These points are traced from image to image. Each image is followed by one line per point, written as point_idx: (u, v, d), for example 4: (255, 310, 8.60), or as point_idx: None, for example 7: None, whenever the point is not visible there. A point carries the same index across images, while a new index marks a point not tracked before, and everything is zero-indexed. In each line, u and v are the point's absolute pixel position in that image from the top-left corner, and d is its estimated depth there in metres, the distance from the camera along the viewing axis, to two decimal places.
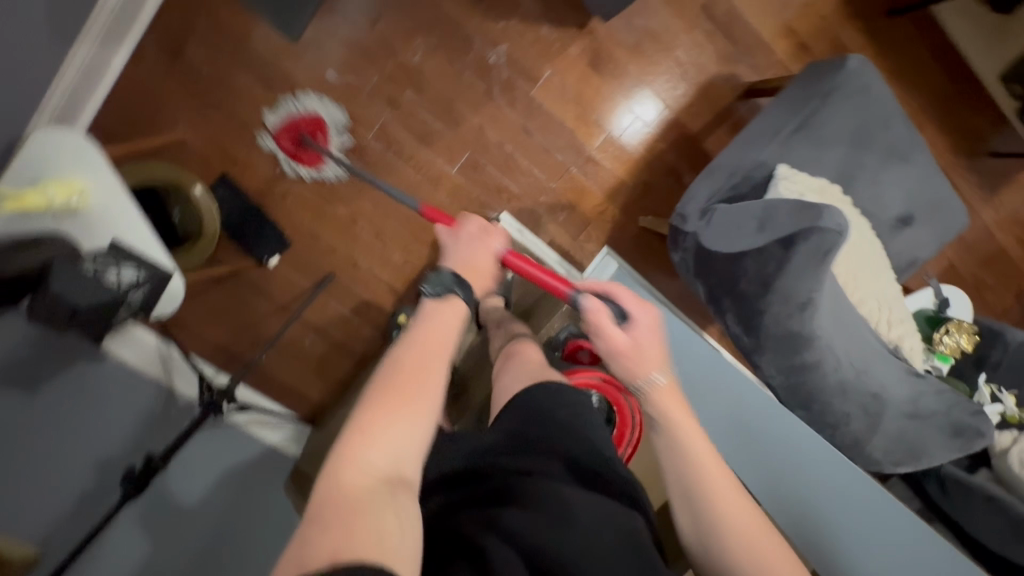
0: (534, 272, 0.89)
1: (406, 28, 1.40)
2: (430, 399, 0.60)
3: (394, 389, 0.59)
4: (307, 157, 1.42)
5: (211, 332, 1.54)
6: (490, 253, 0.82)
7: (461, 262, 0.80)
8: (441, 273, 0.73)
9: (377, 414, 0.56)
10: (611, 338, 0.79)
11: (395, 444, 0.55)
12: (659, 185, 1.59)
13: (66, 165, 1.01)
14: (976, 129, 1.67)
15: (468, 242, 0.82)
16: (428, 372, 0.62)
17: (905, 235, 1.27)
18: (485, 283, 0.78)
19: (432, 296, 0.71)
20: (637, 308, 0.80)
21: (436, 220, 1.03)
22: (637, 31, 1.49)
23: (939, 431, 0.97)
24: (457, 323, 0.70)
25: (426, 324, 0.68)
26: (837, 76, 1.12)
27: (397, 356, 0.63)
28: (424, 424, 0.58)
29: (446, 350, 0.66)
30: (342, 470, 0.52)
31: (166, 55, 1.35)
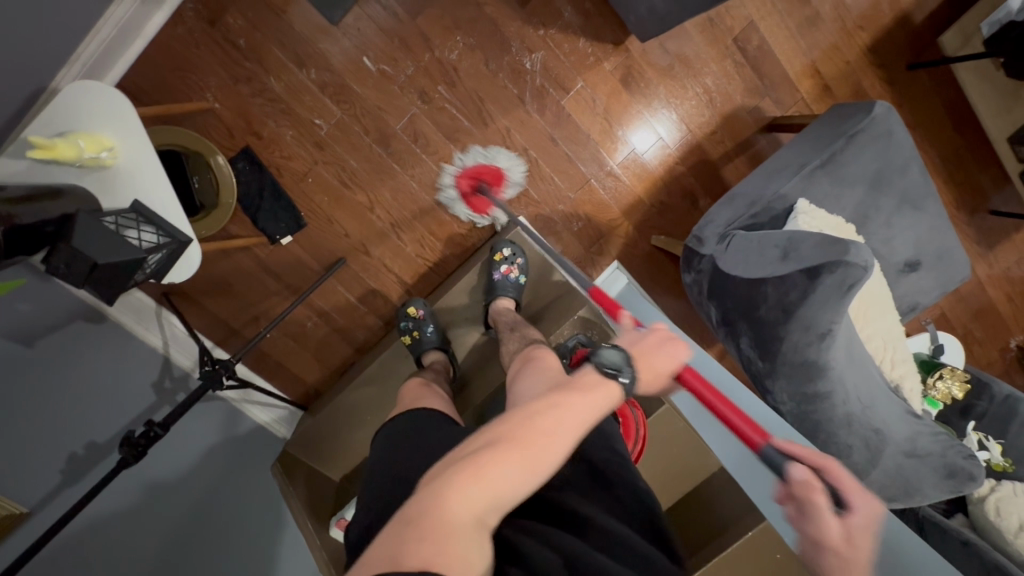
0: (714, 401, 0.76)
1: (446, 24, 1.41)
2: (544, 464, 0.62)
3: (514, 442, 0.62)
4: (478, 205, 1.51)
5: (213, 304, 1.53)
6: (667, 358, 0.78)
7: (636, 346, 0.79)
8: (616, 352, 0.75)
9: (494, 458, 0.60)
10: (824, 525, 0.64)
11: (497, 492, 0.58)
12: (674, 206, 1.62)
13: (96, 120, 1.00)
14: (979, 186, 1.73)
15: (652, 340, 0.80)
16: (555, 440, 0.64)
17: (909, 279, 1.31)
18: (645, 374, 0.75)
19: (602, 373, 0.74)
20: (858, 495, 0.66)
21: (600, 304, 1.00)
22: (671, 54, 1.53)
23: (934, 471, 0.99)
24: (605, 408, 0.71)
25: (577, 395, 0.71)
26: (863, 120, 1.16)
27: (532, 411, 0.66)
28: (524, 480, 0.61)
29: (582, 426, 0.68)
30: (448, 495, 0.56)
31: (202, 22, 1.33)
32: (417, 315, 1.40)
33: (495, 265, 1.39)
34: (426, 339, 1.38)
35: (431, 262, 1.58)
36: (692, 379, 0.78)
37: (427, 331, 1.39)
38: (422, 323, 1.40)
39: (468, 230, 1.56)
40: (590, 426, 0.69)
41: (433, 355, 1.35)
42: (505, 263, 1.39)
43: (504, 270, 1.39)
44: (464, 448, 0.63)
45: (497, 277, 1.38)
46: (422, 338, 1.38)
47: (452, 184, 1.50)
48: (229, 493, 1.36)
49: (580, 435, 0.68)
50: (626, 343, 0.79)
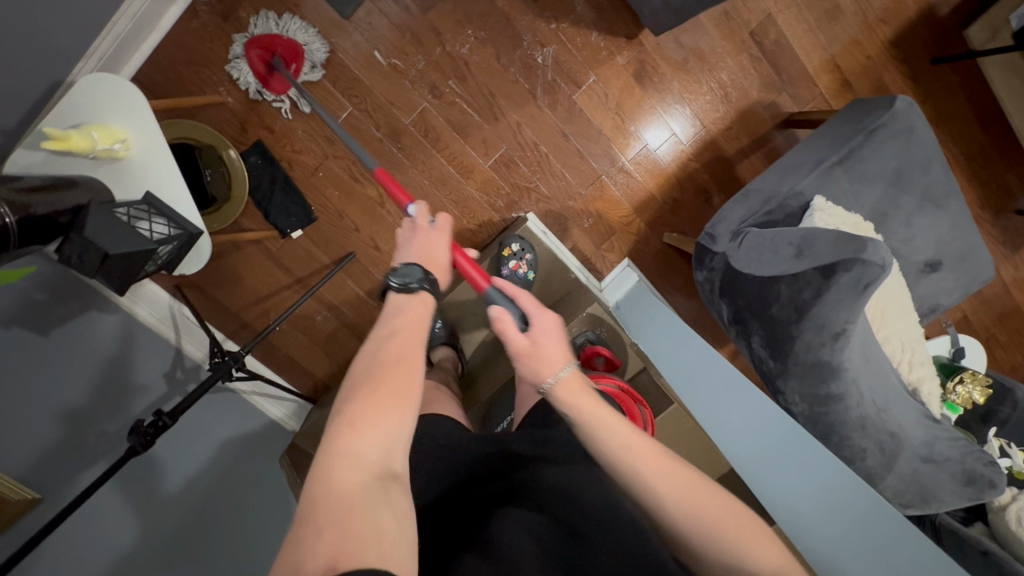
0: (468, 267, 0.86)
1: (458, 18, 1.40)
2: (413, 393, 0.61)
3: (374, 381, 0.60)
4: (273, 83, 1.34)
5: (225, 297, 1.55)
6: (436, 244, 0.82)
7: (423, 256, 0.79)
8: (409, 269, 0.74)
9: (366, 408, 0.58)
10: (522, 342, 0.72)
11: (379, 437, 0.57)
12: (687, 203, 1.59)
13: (109, 111, 1.01)
14: (1005, 185, 1.68)
15: (418, 236, 0.82)
16: (407, 358, 0.64)
17: (930, 280, 1.27)
18: (437, 270, 0.79)
19: (393, 289, 0.72)
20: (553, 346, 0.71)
21: (388, 184, 0.96)
22: (685, 48, 1.50)
23: (952, 477, 0.95)
24: (424, 314, 0.71)
25: (396, 316, 0.70)
26: (884, 115, 1.13)
27: (375, 349, 0.65)
28: (402, 416, 0.59)
29: (419, 336, 0.68)
30: (333, 468, 0.53)
31: (216, 17, 1.35)
32: None
33: (503, 260, 1.39)
34: (434, 334, 1.39)
35: None
36: (458, 258, 0.86)
37: (436, 326, 1.39)
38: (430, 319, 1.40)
39: (477, 226, 1.55)
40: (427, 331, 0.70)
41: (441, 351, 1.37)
42: (513, 258, 1.39)
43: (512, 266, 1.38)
44: (331, 414, 0.59)
45: (506, 272, 1.38)
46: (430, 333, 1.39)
47: (246, 65, 1.35)
48: (238, 486, 1.36)
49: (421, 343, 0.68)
50: (411, 257, 0.79)
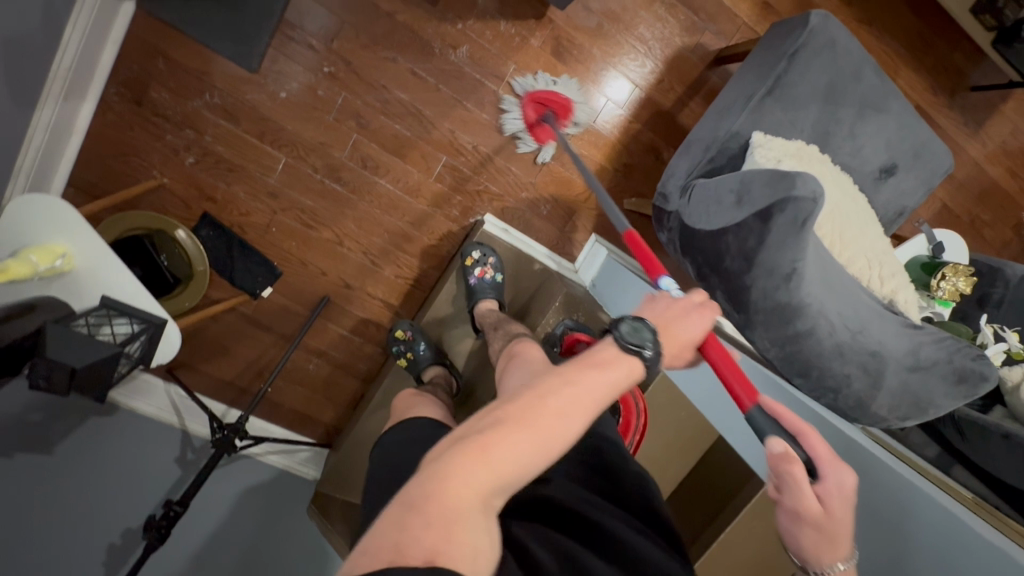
0: (725, 368, 0.75)
1: (364, 43, 1.38)
2: (557, 441, 0.56)
3: (527, 417, 0.55)
4: (541, 133, 1.44)
5: (216, 369, 1.57)
6: (695, 318, 0.74)
7: (660, 319, 0.73)
8: (640, 326, 0.68)
9: (505, 433, 0.54)
10: (801, 496, 0.62)
11: (509, 475, 0.53)
12: (638, 165, 1.58)
13: (47, 228, 1.02)
14: (953, 65, 1.64)
15: (680, 304, 0.75)
16: (572, 419, 0.58)
17: (888, 185, 1.26)
18: (670, 345, 0.70)
19: (626, 350, 0.66)
20: (831, 465, 0.64)
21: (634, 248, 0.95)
22: (597, 14, 1.47)
23: (943, 379, 0.95)
24: (620, 381, 0.64)
25: (593, 369, 0.63)
26: (802, 34, 1.09)
27: (547, 388, 0.59)
28: (536, 464, 0.55)
29: (598, 404, 0.61)
30: (453, 476, 0.50)
31: (129, 104, 1.34)
32: (406, 336, 1.42)
33: (468, 270, 1.39)
34: (421, 357, 1.40)
35: (412, 279, 1.58)
36: (711, 350, 0.76)
37: (420, 349, 1.41)
38: (413, 343, 1.42)
39: (439, 239, 1.55)
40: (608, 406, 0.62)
41: (432, 371, 1.38)
42: (478, 266, 1.39)
43: (478, 273, 1.38)
44: (468, 419, 0.57)
45: (474, 282, 1.38)
46: (416, 357, 1.40)
47: (515, 114, 1.44)
48: (267, 547, 1.42)
49: (598, 411, 0.61)
50: (648, 316, 0.73)
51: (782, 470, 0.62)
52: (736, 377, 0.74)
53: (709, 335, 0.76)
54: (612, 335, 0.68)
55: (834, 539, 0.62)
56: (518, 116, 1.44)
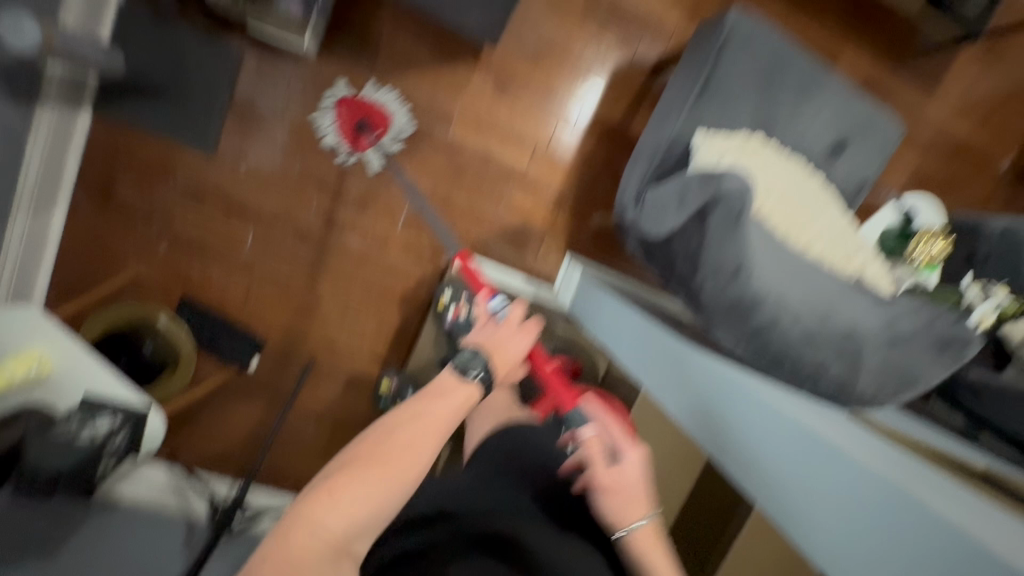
0: (552, 379, 0.91)
1: (311, 110, 1.43)
2: (394, 474, 0.65)
3: (367, 458, 0.65)
4: (357, 141, 1.44)
5: (214, 447, 1.58)
6: (518, 335, 0.83)
7: (493, 340, 0.81)
8: (476, 354, 0.76)
9: (351, 477, 0.63)
10: (600, 472, 0.88)
11: (352, 516, 0.62)
12: (599, 180, 1.60)
13: (24, 336, 1.06)
14: (898, 30, 1.61)
15: (505, 326, 0.83)
16: (411, 451, 0.67)
17: (843, 161, 1.26)
18: (499, 363, 0.78)
19: (459, 376, 0.74)
20: (628, 446, 0.89)
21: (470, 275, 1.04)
22: (532, 43, 1.50)
23: (925, 349, 0.91)
24: (459, 410, 0.72)
25: (434, 398, 0.72)
26: (723, 32, 1.10)
27: (393, 422, 0.69)
28: (374, 503, 0.63)
29: (439, 431, 0.70)
30: (297, 529, 0.60)
31: (99, 204, 1.40)
32: (392, 388, 1.45)
33: (443, 311, 1.40)
34: None
35: (395, 327, 1.59)
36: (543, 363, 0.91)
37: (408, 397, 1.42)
38: (400, 392, 1.44)
39: (415, 284, 1.57)
40: (446, 431, 0.71)
41: None
42: (451, 305, 1.40)
43: (453, 313, 1.38)
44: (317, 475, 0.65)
45: (450, 322, 1.38)
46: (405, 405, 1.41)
47: (331, 120, 1.43)
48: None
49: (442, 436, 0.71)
50: (483, 340, 0.81)
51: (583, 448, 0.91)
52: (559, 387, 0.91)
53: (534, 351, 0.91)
54: (450, 366, 0.76)
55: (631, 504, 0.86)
56: (331, 123, 1.43)
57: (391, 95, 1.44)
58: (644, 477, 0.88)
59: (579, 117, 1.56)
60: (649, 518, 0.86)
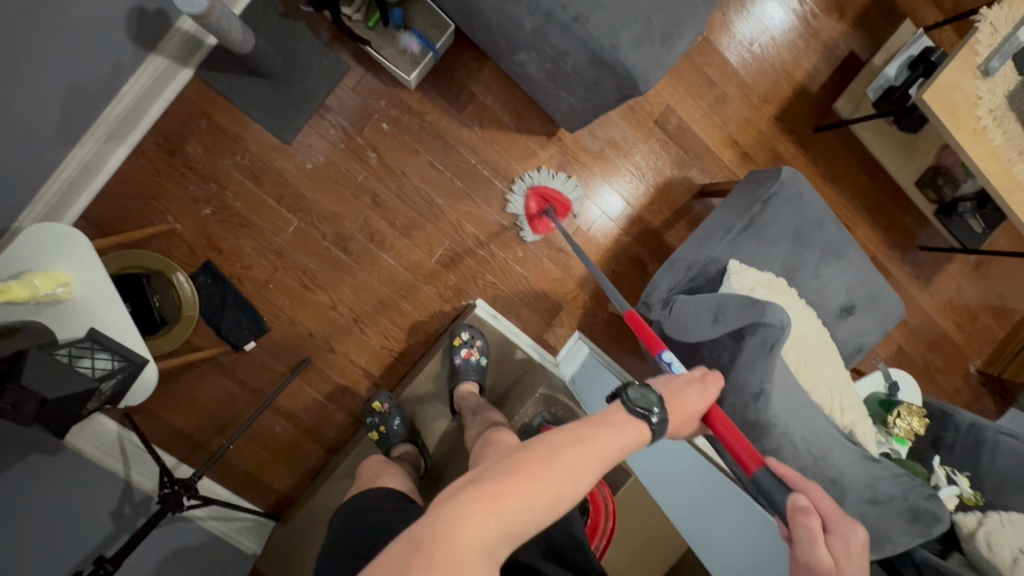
0: (729, 437, 0.81)
1: (389, 133, 1.53)
2: (558, 492, 0.61)
3: (540, 469, 0.61)
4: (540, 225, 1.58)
5: (175, 420, 1.53)
6: (703, 396, 0.80)
7: (666, 390, 0.79)
8: (648, 391, 0.73)
9: (518, 483, 0.60)
10: (816, 552, 0.65)
11: (511, 525, 0.58)
12: (625, 273, 1.71)
13: (54, 258, 1.06)
14: (904, 227, 1.82)
15: (689, 379, 0.80)
16: (575, 474, 0.63)
17: (848, 322, 1.39)
18: (674, 416, 0.76)
19: (635, 413, 0.71)
20: (843, 522, 0.68)
21: (634, 327, 1.01)
22: (601, 140, 1.65)
23: (900, 517, 0.98)
24: (622, 447, 0.69)
25: (603, 430, 0.69)
26: (775, 184, 1.27)
27: (564, 439, 0.65)
28: (531, 519, 0.59)
29: (606, 462, 0.66)
30: (464, 523, 0.55)
31: (163, 154, 1.43)
32: (382, 409, 1.42)
33: (455, 350, 1.43)
34: (393, 432, 1.39)
35: (397, 351, 1.60)
36: (717, 423, 0.82)
37: (394, 424, 1.40)
38: (388, 416, 1.41)
39: (430, 316, 1.60)
40: (612, 463, 0.68)
41: (401, 447, 1.36)
42: (465, 347, 1.44)
43: (464, 354, 1.42)
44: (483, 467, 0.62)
45: (459, 361, 1.41)
46: (389, 432, 1.39)
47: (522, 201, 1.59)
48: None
49: (605, 468, 0.66)
50: (656, 386, 0.79)
51: (797, 523, 0.68)
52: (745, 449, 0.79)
53: (714, 410, 0.82)
54: (622, 398, 0.73)
55: None
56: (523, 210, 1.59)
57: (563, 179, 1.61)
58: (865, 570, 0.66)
59: (620, 215, 1.69)
60: None
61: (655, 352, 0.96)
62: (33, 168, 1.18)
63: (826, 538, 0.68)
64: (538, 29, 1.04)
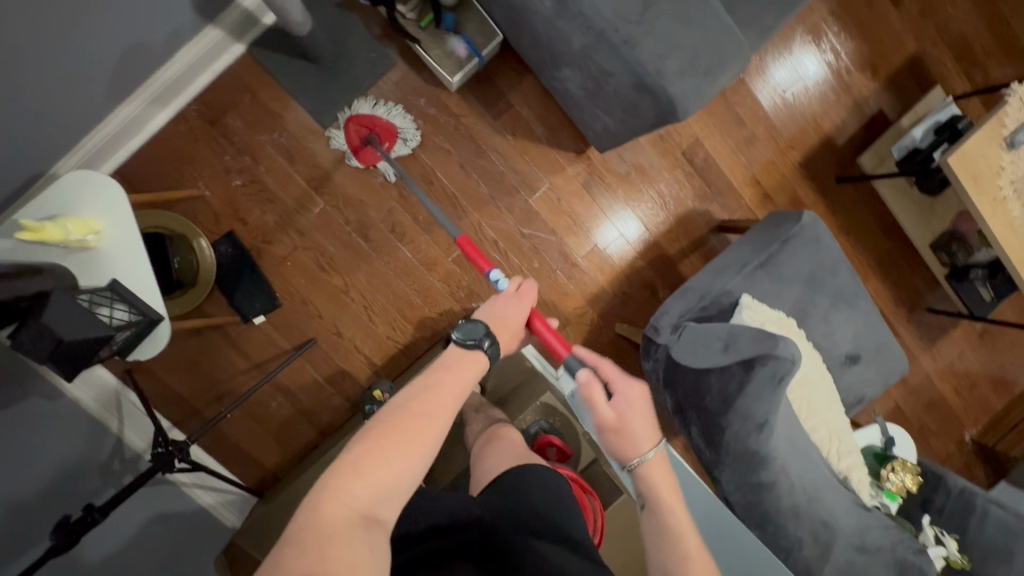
0: (550, 338, 0.92)
1: (424, 130, 1.56)
2: (418, 441, 0.66)
3: (392, 430, 0.66)
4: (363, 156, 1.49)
5: (175, 384, 1.53)
6: (522, 308, 0.91)
7: (493, 313, 0.89)
8: (475, 324, 0.82)
9: (374, 447, 0.64)
10: (601, 411, 0.86)
11: (378, 485, 0.63)
12: (635, 296, 1.72)
13: (87, 205, 1.08)
14: (914, 286, 1.85)
15: (504, 298, 0.91)
16: (430, 416, 0.69)
17: (852, 371, 1.40)
18: (500, 334, 0.86)
19: (466, 344, 0.80)
20: (621, 382, 0.87)
21: (467, 253, 1.11)
22: (628, 163, 1.68)
23: (886, 567, 1.01)
24: (463, 378, 0.76)
25: (444, 372, 0.76)
26: (795, 226, 1.30)
27: (410, 401, 0.70)
28: (396, 476, 0.64)
29: (453, 404, 0.72)
30: (326, 500, 0.60)
31: (203, 122, 1.47)
32: (382, 398, 1.44)
33: None
34: None
35: (402, 343, 1.62)
36: (536, 321, 0.94)
37: None
38: None
39: (439, 314, 1.62)
40: (462, 398, 0.75)
41: None
42: None
43: None
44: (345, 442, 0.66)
45: None
46: None
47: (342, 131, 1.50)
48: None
49: (454, 409, 0.72)
50: (483, 313, 0.88)
51: (590, 398, 0.85)
52: (557, 342, 0.91)
53: (533, 312, 0.93)
54: (455, 337, 0.81)
55: (635, 438, 0.84)
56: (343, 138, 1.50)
57: (403, 118, 1.53)
58: (647, 411, 0.86)
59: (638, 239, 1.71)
60: (656, 452, 0.84)
61: (487, 269, 1.06)
62: (72, 114, 1.20)
63: (609, 401, 0.86)
64: (585, 48, 1.07)
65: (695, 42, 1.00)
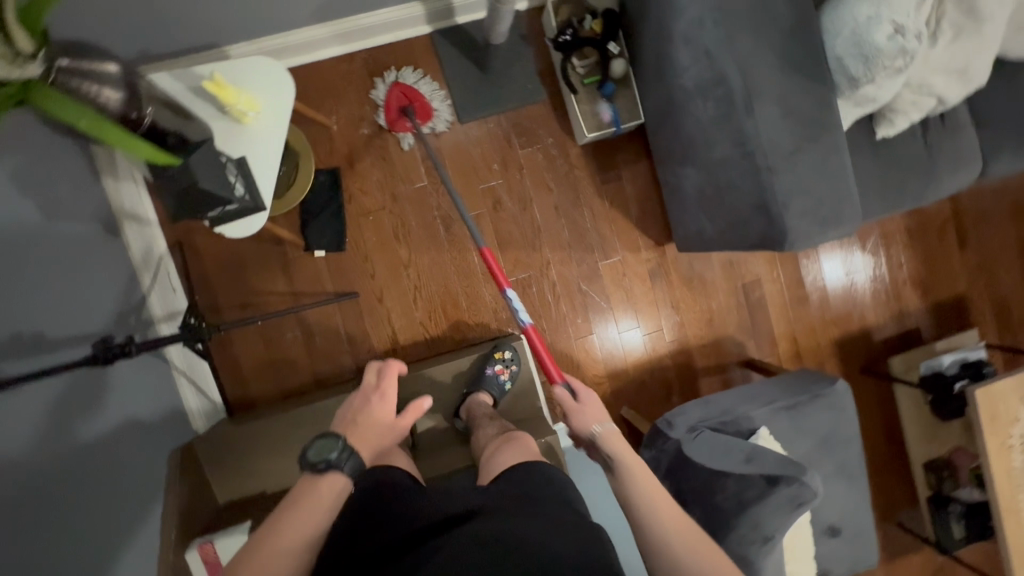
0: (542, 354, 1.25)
1: (540, 164, 1.69)
2: (291, 541, 0.79)
3: (266, 542, 0.78)
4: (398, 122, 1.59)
5: (212, 274, 1.56)
6: (378, 413, 1.08)
7: (353, 431, 1.03)
8: (327, 441, 0.95)
9: (254, 558, 0.76)
10: (579, 404, 1.09)
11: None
12: (649, 389, 1.79)
13: (259, 89, 1.16)
14: (893, 496, 1.91)
15: (360, 418, 1.06)
16: (293, 523, 0.81)
17: (827, 544, 1.43)
18: (364, 446, 1.00)
19: (322, 470, 0.91)
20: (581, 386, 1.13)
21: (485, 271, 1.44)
22: (694, 272, 1.80)
23: None
24: (332, 492, 0.89)
25: (318, 482, 0.89)
26: (828, 387, 1.39)
27: (277, 517, 0.82)
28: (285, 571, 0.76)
29: (318, 509, 0.86)
30: None
31: (364, 70, 1.60)
32: None
33: (491, 361, 1.48)
34: None
35: (430, 334, 1.65)
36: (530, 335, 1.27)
37: None
38: None
39: (475, 323, 1.67)
40: (329, 509, 0.87)
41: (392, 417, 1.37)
42: (501, 363, 1.48)
43: (498, 368, 1.47)
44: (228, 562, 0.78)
45: (489, 372, 1.46)
46: None
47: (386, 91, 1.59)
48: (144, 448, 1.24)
49: (322, 510, 0.86)
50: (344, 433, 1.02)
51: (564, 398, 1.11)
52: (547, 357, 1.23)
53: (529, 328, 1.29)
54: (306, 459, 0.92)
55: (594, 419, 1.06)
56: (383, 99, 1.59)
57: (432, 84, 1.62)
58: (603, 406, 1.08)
59: (674, 340, 1.80)
60: (607, 428, 1.03)
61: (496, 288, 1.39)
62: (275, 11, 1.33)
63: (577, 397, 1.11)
64: (724, 159, 1.22)
65: (821, 195, 1.15)
